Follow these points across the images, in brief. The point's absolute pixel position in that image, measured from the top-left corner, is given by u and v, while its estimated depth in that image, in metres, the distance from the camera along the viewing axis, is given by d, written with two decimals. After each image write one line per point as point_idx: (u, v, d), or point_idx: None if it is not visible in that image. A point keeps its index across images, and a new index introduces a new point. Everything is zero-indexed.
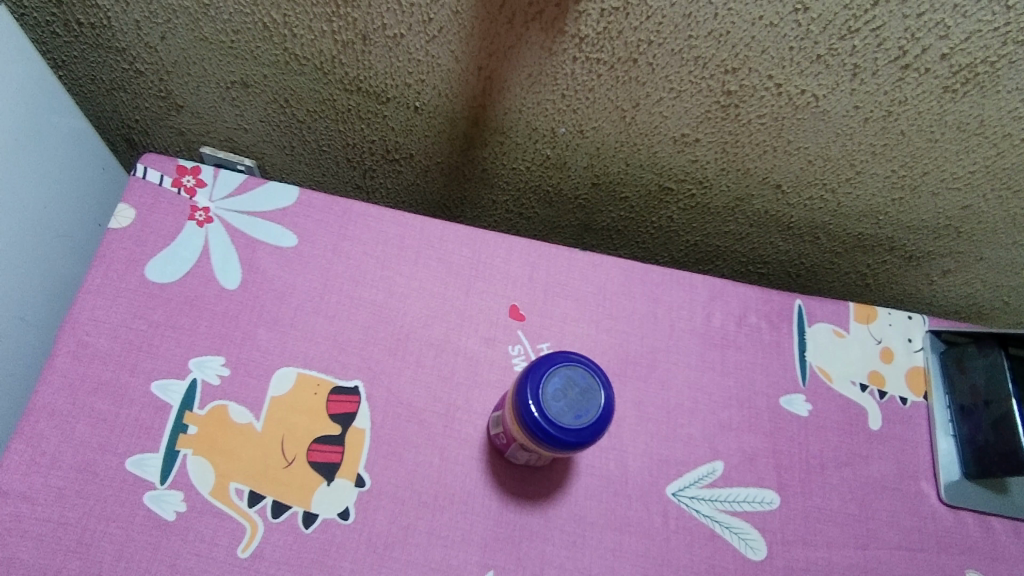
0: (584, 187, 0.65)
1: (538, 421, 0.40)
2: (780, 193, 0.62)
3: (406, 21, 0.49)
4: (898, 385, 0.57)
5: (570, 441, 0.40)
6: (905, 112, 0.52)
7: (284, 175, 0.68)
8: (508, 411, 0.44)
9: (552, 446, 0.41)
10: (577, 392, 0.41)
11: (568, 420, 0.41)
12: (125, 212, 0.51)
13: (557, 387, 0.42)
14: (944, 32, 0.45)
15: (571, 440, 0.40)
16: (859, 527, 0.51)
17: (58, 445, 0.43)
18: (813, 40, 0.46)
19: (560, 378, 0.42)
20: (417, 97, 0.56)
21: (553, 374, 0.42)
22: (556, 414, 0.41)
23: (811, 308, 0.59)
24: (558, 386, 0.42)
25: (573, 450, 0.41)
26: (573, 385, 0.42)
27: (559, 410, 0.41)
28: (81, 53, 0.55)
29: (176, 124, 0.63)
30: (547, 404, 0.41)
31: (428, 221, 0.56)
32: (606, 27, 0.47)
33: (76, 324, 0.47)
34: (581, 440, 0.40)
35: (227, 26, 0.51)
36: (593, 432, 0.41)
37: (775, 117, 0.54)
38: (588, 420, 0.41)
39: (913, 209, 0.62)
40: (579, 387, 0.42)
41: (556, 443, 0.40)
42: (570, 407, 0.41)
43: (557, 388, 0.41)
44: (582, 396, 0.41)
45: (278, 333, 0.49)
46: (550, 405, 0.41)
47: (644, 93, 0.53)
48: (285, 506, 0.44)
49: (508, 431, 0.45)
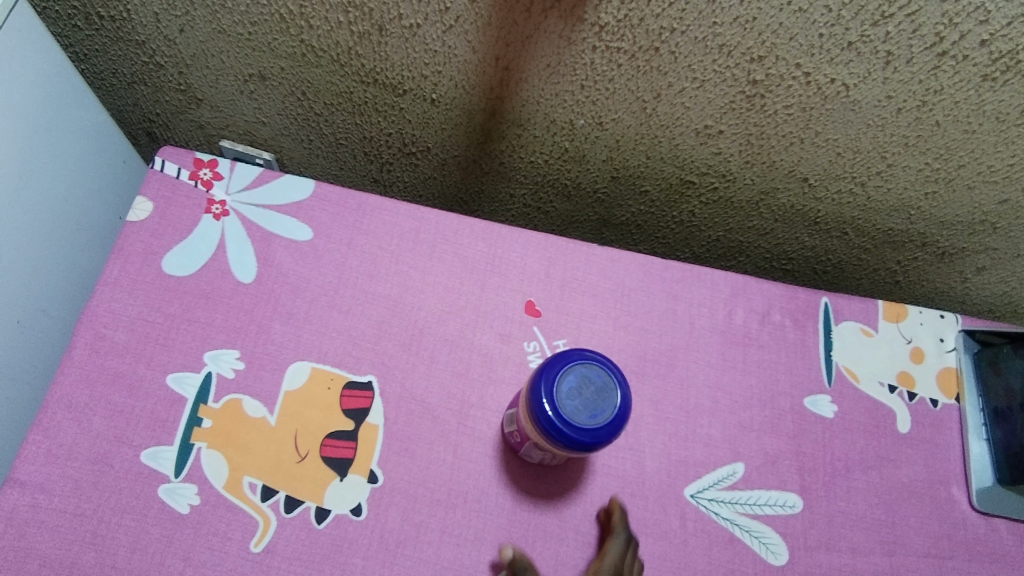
0: (603, 181, 0.63)
1: (553, 422, 0.40)
2: (807, 186, 0.60)
3: (422, 10, 0.48)
4: (930, 387, 0.55)
5: (585, 441, 0.39)
6: (940, 102, 0.49)
7: (302, 169, 0.68)
8: (522, 409, 0.43)
9: (568, 445, 0.40)
10: (593, 391, 0.40)
11: (583, 419, 0.40)
12: (143, 205, 0.52)
13: (571, 386, 0.40)
14: (984, 17, 0.42)
15: (586, 440, 0.39)
16: (885, 533, 0.50)
17: (76, 436, 0.43)
18: (845, 27, 0.44)
19: (575, 377, 0.41)
20: (433, 89, 0.55)
21: (567, 373, 0.41)
22: (571, 413, 0.40)
23: (838, 306, 0.57)
24: (573, 385, 0.41)
25: (588, 450, 0.40)
26: (588, 383, 0.41)
27: (574, 409, 0.40)
28: (102, 46, 0.56)
29: (195, 117, 0.63)
30: (562, 403, 0.40)
31: (444, 215, 0.55)
32: (627, 15, 0.45)
33: (94, 316, 0.47)
34: (597, 440, 0.39)
35: (243, 17, 0.51)
36: (609, 431, 0.40)
37: (803, 107, 0.52)
38: (604, 419, 0.40)
39: (947, 204, 0.59)
40: (595, 385, 0.41)
41: (570, 443, 0.39)
42: (585, 406, 0.40)
43: (571, 387, 0.40)
44: (598, 395, 0.40)
45: (292, 327, 0.49)
46: (565, 404, 0.40)
47: (666, 83, 0.51)
48: (298, 501, 0.44)
49: (522, 429, 0.44)
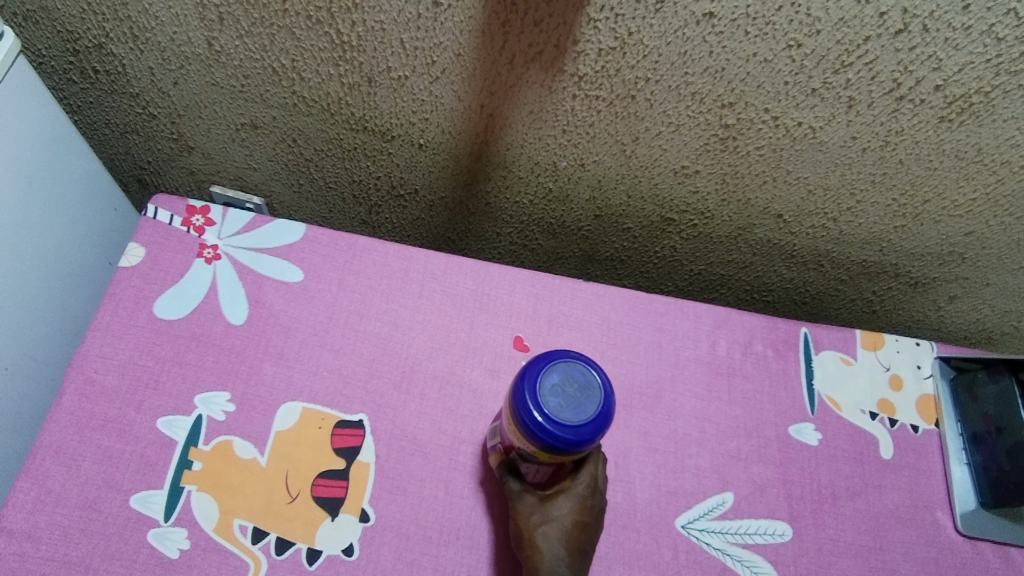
0: (587, 219, 0.66)
1: (537, 421, 0.39)
2: (782, 222, 0.63)
3: (410, 63, 0.50)
4: (910, 413, 0.57)
5: (568, 439, 0.38)
6: (902, 142, 0.52)
7: (292, 212, 0.70)
8: (506, 416, 0.42)
9: (552, 444, 0.39)
10: (576, 388, 0.40)
11: (566, 416, 0.39)
12: (135, 251, 0.52)
13: (555, 383, 0.40)
14: (937, 64, 0.46)
15: (569, 438, 0.38)
16: (874, 559, 0.50)
17: (64, 483, 0.43)
18: (808, 75, 0.48)
19: (558, 375, 0.40)
20: (421, 135, 0.58)
21: (551, 371, 0.41)
22: (555, 410, 0.39)
23: (817, 335, 0.59)
24: (556, 382, 0.40)
25: (571, 450, 0.39)
26: (571, 381, 0.40)
27: (557, 406, 0.39)
28: (96, 98, 0.58)
29: (187, 164, 0.65)
30: (545, 400, 0.39)
31: (433, 254, 0.57)
32: (604, 66, 0.48)
33: (85, 361, 0.47)
34: (580, 438, 0.39)
35: (237, 71, 0.53)
36: (594, 428, 0.39)
37: (774, 149, 0.55)
38: (587, 416, 0.39)
39: (916, 236, 0.62)
40: (579, 383, 0.40)
41: (554, 442, 0.38)
42: (569, 403, 0.40)
43: (554, 384, 0.40)
44: (580, 392, 0.40)
45: (283, 367, 0.49)
46: (548, 402, 0.39)
47: (643, 128, 0.54)
48: (290, 542, 0.43)
49: (506, 436, 0.43)
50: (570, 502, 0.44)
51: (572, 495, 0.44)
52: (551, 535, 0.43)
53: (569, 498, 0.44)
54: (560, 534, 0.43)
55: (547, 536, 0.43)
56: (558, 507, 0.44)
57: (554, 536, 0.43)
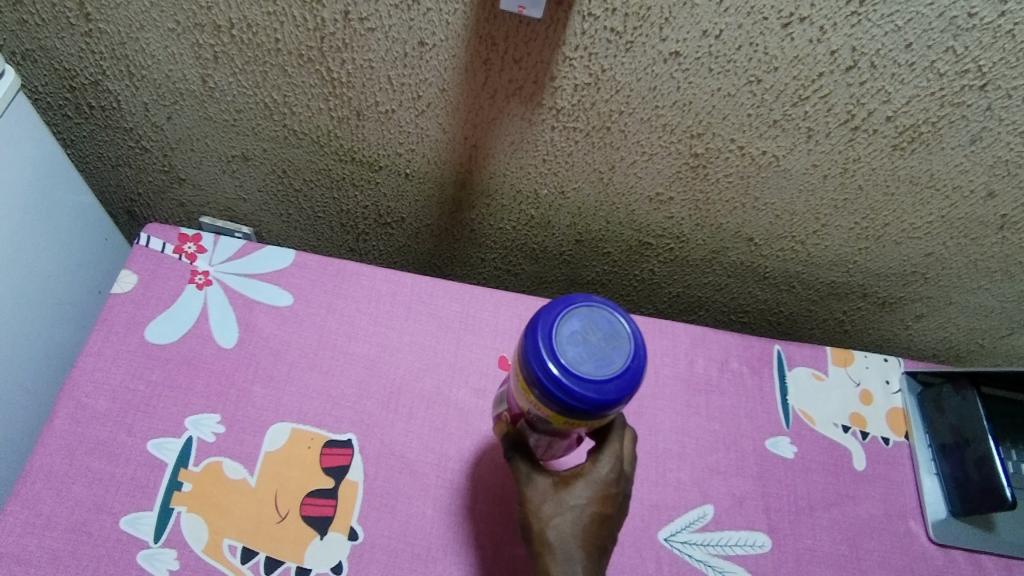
0: (568, 245, 0.68)
1: (554, 373, 0.37)
2: (753, 245, 0.66)
3: (397, 98, 0.53)
4: (880, 426, 0.59)
5: (590, 396, 0.37)
6: (860, 169, 0.56)
7: (281, 241, 0.72)
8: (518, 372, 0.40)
9: (570, 402, 0.37)
10: (598, 339, 0.39)
11: (588, 368, 0.37)
12: (127, 278, 0.54)
13: (574, 333, 0.39)
14: (886, 98, 0.50)
15: (591, 395, 0.36)
16: (851, 567, 0.52)
17: (54, 506, 0.43)
18: (768, 108, 0.51)
19: (579, 325, 0.39)
20: (407, 165, 0.60)
21: (571, 321, 0.39)
22: (574, 361, 0.37)
23: (790, 352, 0.61)
24: (575, 332, 0.39)
25: (592, 411, 0.37)
26: (594, 332, 0.39)
27: (578, 357, 0.37)
28: (90, 132, 0.60)
29: (177, 196, 0.67)
30: (564, 350, 0.38)
31: (420, 279, 0.58)
32: (580, 100, 0.52)
33: (77, 385, 0.48)
34: (602, 396, 0.37)
35: (230, 106, 0.55)
36: (619, 385, 0.37)
37: (741, 176, 0.58)
38: (610, 372, 0.37)
39: (879, 258, 0.66)
40: (601, 335, 0.39)
41: (574, 398, 0.37)
42: (590, 354, 0.38)
43: (575, 335, 0.38)
44: (602, 344, 0.38)
45: (273, 389, 0.50)
46: (568, 352, 0.38)
47: (619, 157, 0.57)
48: (279, 561, 0.44)
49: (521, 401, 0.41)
50: (587, 492, 0.44)
51: (592, 483, 0.44)
52: (564, 529, 0.43)
53: (587, 486, 0.44)
54: (573, 527, 0.43)
55: (559, 528, 0.43)
56: (574, 496, 0.44)
57: (567, 529, 0.43)
